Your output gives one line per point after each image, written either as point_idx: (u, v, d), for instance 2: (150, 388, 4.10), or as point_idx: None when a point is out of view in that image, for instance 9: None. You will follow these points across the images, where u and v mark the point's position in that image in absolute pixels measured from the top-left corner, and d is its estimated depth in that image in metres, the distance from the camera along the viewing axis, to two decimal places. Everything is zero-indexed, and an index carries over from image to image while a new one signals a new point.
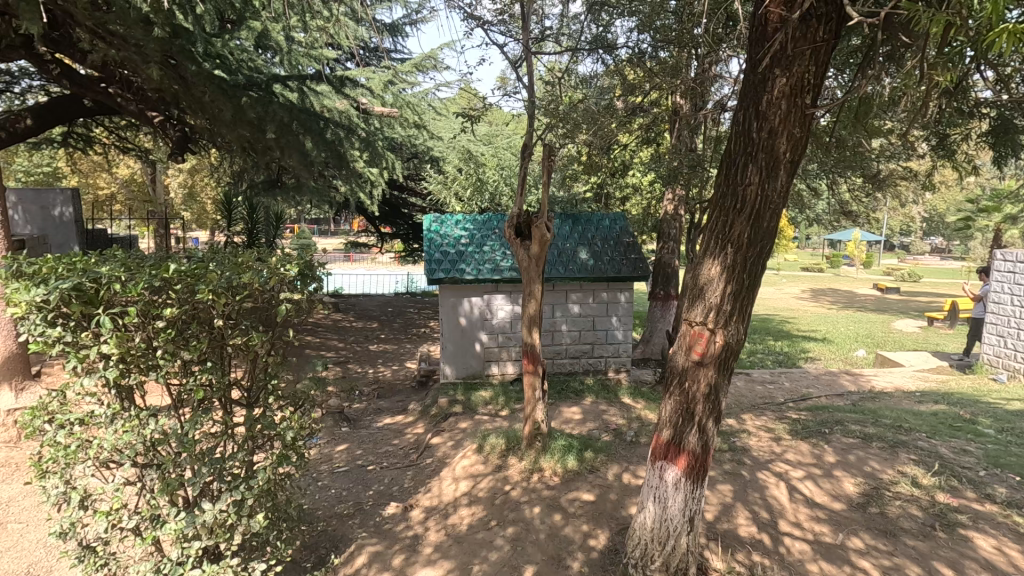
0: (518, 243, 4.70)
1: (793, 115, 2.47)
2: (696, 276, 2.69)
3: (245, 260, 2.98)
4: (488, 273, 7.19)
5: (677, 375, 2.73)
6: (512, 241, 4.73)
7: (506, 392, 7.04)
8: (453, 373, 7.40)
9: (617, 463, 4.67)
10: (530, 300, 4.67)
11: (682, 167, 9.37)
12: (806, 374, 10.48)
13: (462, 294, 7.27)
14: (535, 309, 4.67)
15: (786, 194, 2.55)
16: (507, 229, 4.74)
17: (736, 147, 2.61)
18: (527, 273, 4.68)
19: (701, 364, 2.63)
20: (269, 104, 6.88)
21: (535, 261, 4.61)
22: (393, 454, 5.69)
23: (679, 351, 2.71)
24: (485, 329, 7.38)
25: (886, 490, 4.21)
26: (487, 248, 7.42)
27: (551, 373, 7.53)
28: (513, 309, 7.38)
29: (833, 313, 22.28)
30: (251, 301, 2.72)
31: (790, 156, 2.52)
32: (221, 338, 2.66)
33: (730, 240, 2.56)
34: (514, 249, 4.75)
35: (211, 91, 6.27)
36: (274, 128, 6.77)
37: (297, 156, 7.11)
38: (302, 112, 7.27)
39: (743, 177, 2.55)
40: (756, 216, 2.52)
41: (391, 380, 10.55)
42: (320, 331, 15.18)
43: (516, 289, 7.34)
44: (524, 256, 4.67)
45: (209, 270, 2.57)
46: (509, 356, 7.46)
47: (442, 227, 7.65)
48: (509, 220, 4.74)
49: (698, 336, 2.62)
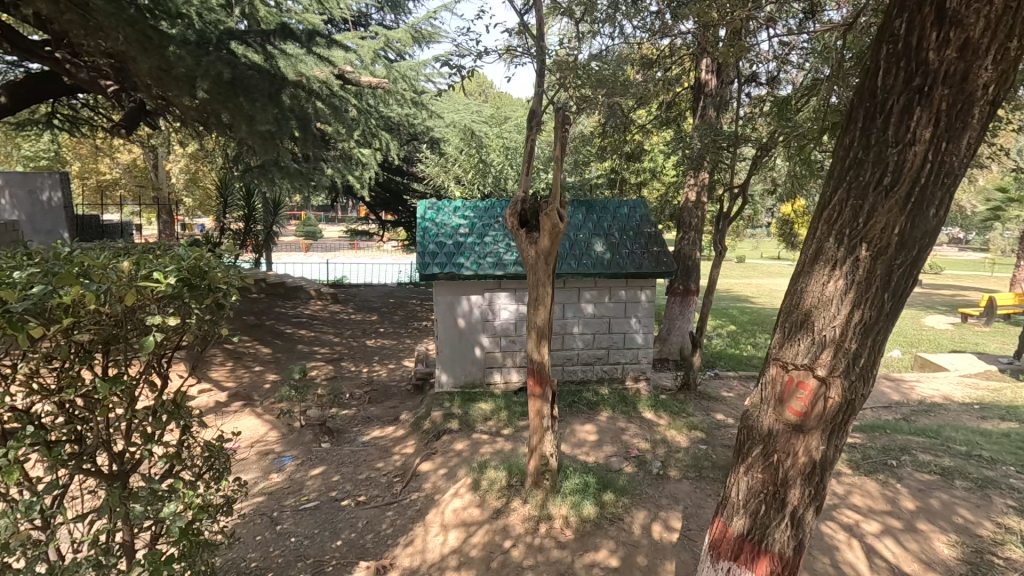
0: (519, 233, 3.80)
1: (1003, 26, 1.76)
2: (803, 299, 2.12)
3: (99, 263, 2.29)
4: (490, 268, 6.27)
5: (760, 444, 2.22)
6: (515, 231, 3.82)
7: (510, 404, 6.15)
8: (449, 381, 6.52)
9: (644, 509, 3.81)
10: (538, 306, 3.75)
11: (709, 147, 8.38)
12: None
13: (460, 292, 6.36)
14: (544, 319, 3.75)
15: (969, 154, 1.88)
16: (508, 219, 3.85)
17: (896, 82, 1.92)
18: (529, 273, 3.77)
19: (801, 427, 2.09)
20: (205, 56, 5.94)
21: (534, 259, 3.72)
22: (374, 483, 4.83)
23: (768, 410, 2.19)
24: (486, 331, 6.47)
25: (992, 557, 3.31)
26: (490, 239, 6.51)
27: (561, 382, 6.63)
28: (518, 309, 6.46)
29: None
30: (89, 332, 2.20)
31: (990, 93, 1.82)
32: (58, 389, 2.22)
33: (865, 240, 1.95)
34: (518, 243, 3.84)
35: (125, 34, 5.21)
36: (207, 85, 5.79)
37: (241, 124, 6.11)
38: (249, 72, 6.28)
39: (907, 131, 1.88)
40: (916, 194, 1.89)
41: (386, 381, 9.71)
42: (315, 324, 14.37)
43: (522, 287, 6.43)
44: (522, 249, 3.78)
45: (16, 289, 1.99)
46: (513, 363, 6.57)
47: (439, 215, 6.73)
48: (512, 207, 3.84)
49: (799, 387, 2.09)
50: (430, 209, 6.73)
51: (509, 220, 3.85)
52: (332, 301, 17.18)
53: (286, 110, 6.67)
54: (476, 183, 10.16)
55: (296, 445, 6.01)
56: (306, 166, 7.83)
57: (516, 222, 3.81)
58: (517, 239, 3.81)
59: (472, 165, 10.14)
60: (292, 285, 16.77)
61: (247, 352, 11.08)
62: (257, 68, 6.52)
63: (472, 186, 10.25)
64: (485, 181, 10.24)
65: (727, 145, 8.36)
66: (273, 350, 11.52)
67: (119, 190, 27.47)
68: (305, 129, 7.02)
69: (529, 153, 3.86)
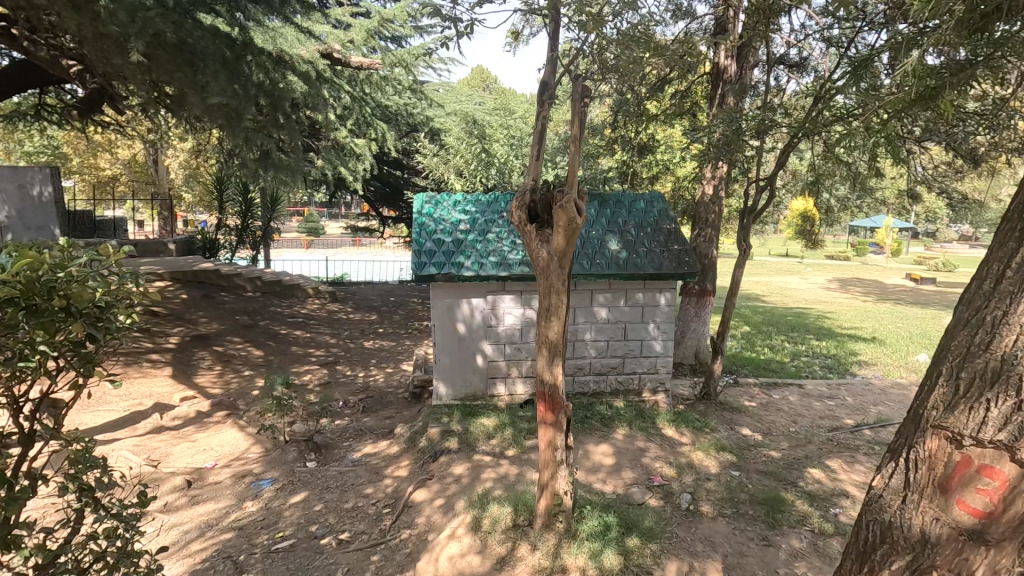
0: (528, 232, 3.18)
1: None
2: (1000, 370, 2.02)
3: None
4: (493, 268, 5.66)
5: (936, 541, 2.10)
6: (525, 230, 3.20)
7: (516, 420, 5.54)
8: (448, 393, 5.92)
9: (677, 560, 3.19)
10: (551, 318, 3.14)
11: (732, 134, 7.70)
12: (870, 388, 8.89)
13: (460, 294, 5.76)
14: (557, 333, 3.15)
15: None
16: (514, 216, 3.22)
17: None
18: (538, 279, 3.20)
19: (995, 521, 1.98)
20: (144, 11, 5.32)
21: (542, 265, 3.12)
22: (360, 515, 4.23)
23: (950, 500, 2.08)
24: (489, 338, 5.86)
25: None
26: (493, 236, 5.90)
27: (572, 394, 6.02)
28: (525, 313, 5.84)
29: (872, 308, 20.62)
30: None
31: None
32: None
33: None
34: (527, 244, 3.23)
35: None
36: (142, 47, 5.21)
37: (193, 96, 5.79)
38: (199, 32, 5.79)
39: None
40: None
41: (383, 387, 9.13)
42: (310, 324, 13.80)
43: (529, 289, 5.80)
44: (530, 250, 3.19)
45: None
46: (518, 373, 5.95)
47: (438, 211, 6.12)
48: (520, 201, 3.21)
49: (992, 474, 1.98)
50: (428, 203, 6.15)
51: (514, 216, 3.23)
52: (330, 301, 16.62)
53: (251, 85, 6.31)
54: (476, 174, 8.74)
55: (277, 465, 5.40)
56: (293, 156, 7.37)
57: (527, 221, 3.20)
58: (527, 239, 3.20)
59: (473, 154, 8.77)
60: (289, 283, 16.21)
61: (237, 356, 10.49)
62: (212, 30, 5.98)
63: (472, 178, 8.82)
64: (488, 174, 8.77)
65: (747, 130, 7.73)
66: (265, 353, 10.92)
67: (119, 186, 26.99)
68: (274, 105, 6.73)
69: (540, 137, 3.25)
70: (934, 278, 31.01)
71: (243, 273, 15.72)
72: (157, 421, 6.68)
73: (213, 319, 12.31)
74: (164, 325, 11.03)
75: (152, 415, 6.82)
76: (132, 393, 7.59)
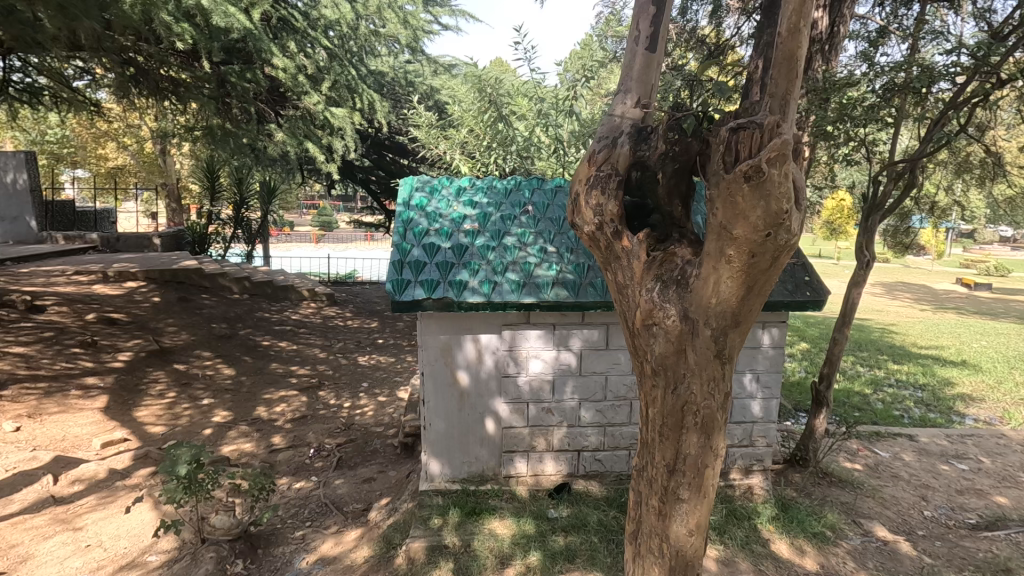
0: (627, 261, 2.14)
1: None
2: None
3: None
4: (512, 292, 3.68)
5: None
6: (620, 249, 2.17)
7: (547, 526, 3.58)
8: (442, 471, 3.96)
9: None
10: (678, 521, 2.19)
11: (902, 85, 4.96)
12: (1005, 440, 6.80)
13: (461, 328, 3.80)
14: (684, 545, 2.20)
15: None
16: (596, 213, 2.21)
17: None
18: (643, 383, 2.23)
19: None
20: None
21: (658, 357, 2.09)
22: None
23: None
24: (504, 393, 3.90)
25: None
26: (514, 242, 3.94)
27: (622, 475, 4.08)
28: (557, 358, 3.88)
29: (936, 317, 18.31)
30: None
31: None
32: None
33: None
34: (624, 279, 2.16)
35: None
36: None
37: None
38: None
39: None
40: None
41: (373, 424, 7.26)
42: (301, 333, 12.00)
43: (566, 323, 3.85)
44: (630, 311, 2.16)
45: None
46: (549, 446, 3.98)
47: (435, 202, 4.19)
48: (606, 164, 2.24)
49: None
50: (420, 190, 4.23)
51: (596, 206, 2.21)
52: (327, 304, 14.84)
53: None
54: (490, 154, 6.60)
55: None
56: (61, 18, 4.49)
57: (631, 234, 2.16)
58: (632, 274, 2.14)
59: (487, 125, 6.55)
60: (281, 284, 14.41)
61: (199, 377, 8.64)
62: None
63: (485, 159, 6.71)
64: (506, 152, 6.65)
65: (896, 77, 5.12)
66: (236, 373, 9.06)
67: (124, 178, 25.40)
68: None
69: (659, 12, 2.27)
70: (990, 284, 28.43)
71: (231, 272, 13.93)
72: (42, 490, 4.80)
73: (183, 327, 10.53)
74: (118, 335, 9.20)
75: (42, 477, 4.97)
76: (34, 442, 5.78)
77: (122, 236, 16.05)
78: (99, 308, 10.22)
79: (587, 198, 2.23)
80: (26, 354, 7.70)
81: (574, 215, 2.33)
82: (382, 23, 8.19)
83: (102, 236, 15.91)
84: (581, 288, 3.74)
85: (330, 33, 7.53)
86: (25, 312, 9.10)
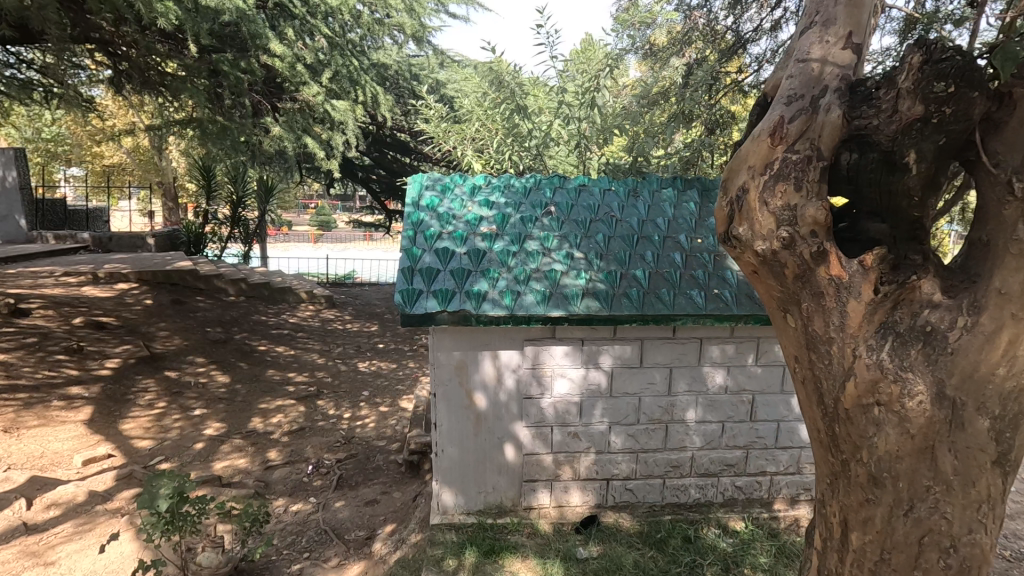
0: (839, 308, 1.78)
1: None
2: None
3: None
4: (537, 304, 3.26)
5: None
6: (824, 281, 1.80)
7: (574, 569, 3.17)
8: (457, 503, 3.56)
9: None
10: None
11: None
12: None
13: (478, 343, 3.38)
14: None
15: None
16: (783, 224, 1.81)
17: None
18: (840, 478, 1.94)
19: None
20: None
21: (878, 453, 1.80)
22: None
23: None
24: (526, 417, 3.48)
25: None
26: (537, 248, 3.53)
27: (653, 505, 3.66)
28: (586, 377, 3.47)
29: None
30: None
31: None
32: None
33: None
34: (843, 331, 1.79)
35: None
36: None
37: None
38: None
39: None
40: None
41: (375, 437, 6.84)
42: (299, 337, 11.57)
43: (595, 338, 3.43)
44: (837, 384, 1.84)
45: None
46: (574, 475, 3.57)
47: (447, 202, 3.77)
48: (800, 141, 1.87)
49: None
50: (430, 189, 3.81)
51: (779, 208, 1.83)
52: (326, 307, 14.40)
53: None
54: (504, 150, 6.12)
55: None
56: None
57: (845, 259, 1.79)
58: (845, 323, 1.79)
59: (503, 118, 6.06)
60: (279, 286, 13.99)
61: (192, 385, 8.21)
62: None
63: (498, 157, 6.23)
64: (521, 148, 6.18)
65: None
66: (230, 381, 8.61)
67: (119, 178, 24.92)
68: None
69: None
70: None
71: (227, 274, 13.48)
72: (13, 517, 4.35)
73: (176, 331, 10.10)
74: (107, 341, 8.76)
75: (14, 501, 4.53)
76: (9, 460, 5.34)
77: (115, 236, 15.59)
78: (87, 311, 9.78)
79: (764, 197, 1.86)
80: (6, 362, 7.26)
81: (739, 221, 1.93)
82: (386, 11, 7.74)
83: (94, 236, 15.45)
84: (615, 299, 3.33)
85: (331, 21, 7.10)
86: (9, 315, 8.67)
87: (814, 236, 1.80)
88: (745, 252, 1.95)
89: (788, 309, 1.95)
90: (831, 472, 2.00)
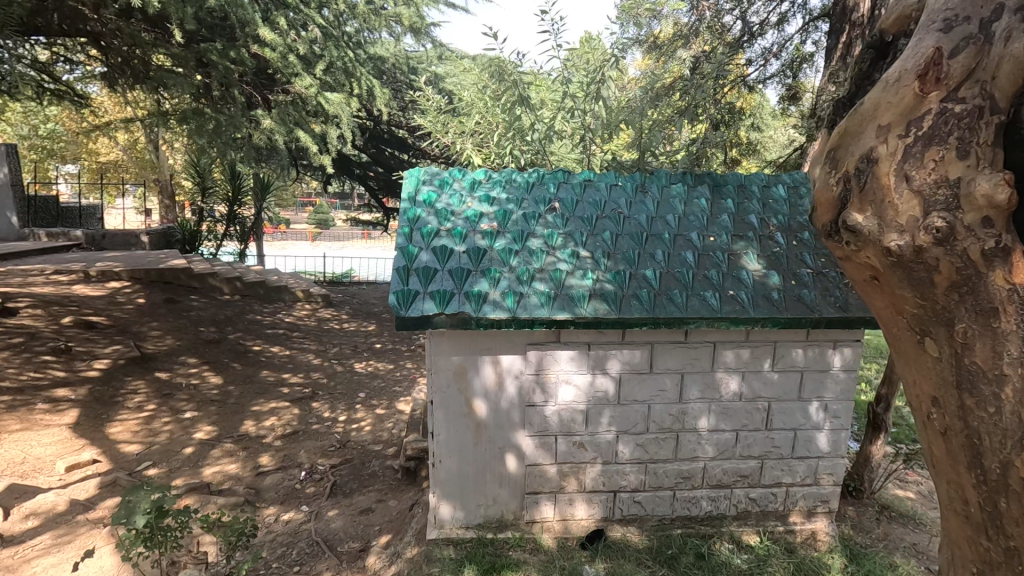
0: (1020, 335, 1.49)
1: None
2: None
3: None
4: (541, 305, 3.06)
5: None
6: (999, 293, 1.49)
7: None
8: (456, 516, 3.36)
9: None
10: None
11: None
12: None
13: (479, 347, 3.18)
14: None
15: None
16: (935, 209, 1.50)
17: None
18: (999, 566, 1.70)
19: None
20: None
21: None
22: None
23: None
24: (529, 425, 3.28)
25: None
26: (540, 246, 3.33)
27: (662, 518, 3.46)
28: (593, 384, 3.26)
29: None
30: None
31: None
32: None
33: None
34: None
35: None
36: None
37: None
38: None
39: None
40: None
41: (371, 441, 6.63)
42: (295, 337, 11.35)
43: (602, 342, 3.23)
44: (1005, 445, 1.57)
45: None
46: (579, 486, 3.37)
47: (445, 198, 3.57)
48: (964, 86, 1.54)
49: None
50: (427, 183, 3.60)
51: (930, 185, 1.52)
52: (323, 306, 14.18)
53: None
54: (505, 144, 5.91)
55: None
56: None
57: None
58: None
59: (503, 110, 5.84)
60: (274, 285, 13.76)
61: (184, 386, 7.98)
62: None
63: (498, 150, 6.05)
64: (522, 142, 5.96)
65: None
66: (223, 383, 8.39)
67: (114, 175, 24.64)
68: None
69: None
70: None
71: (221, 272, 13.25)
72: None
73: (168, 331, 9.87)
74: (96, 341, 8.53)
75: None
76: None
77: (108, 234, 15.33)
78: (77, 311, 9.54)
79: (905, 170, 1.54)
80: None
81: (861, 206, 1.62)
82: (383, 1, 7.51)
83: (87, 233, 15.19)
84: (624, 301, 3.12)
85: (325, 12, 6.88)
86: None
87: (986, 225, 1.48)
88: (866, 249, 1.64)
89: (926, 332, 1.66)
90: (977, 556, 1.77)
